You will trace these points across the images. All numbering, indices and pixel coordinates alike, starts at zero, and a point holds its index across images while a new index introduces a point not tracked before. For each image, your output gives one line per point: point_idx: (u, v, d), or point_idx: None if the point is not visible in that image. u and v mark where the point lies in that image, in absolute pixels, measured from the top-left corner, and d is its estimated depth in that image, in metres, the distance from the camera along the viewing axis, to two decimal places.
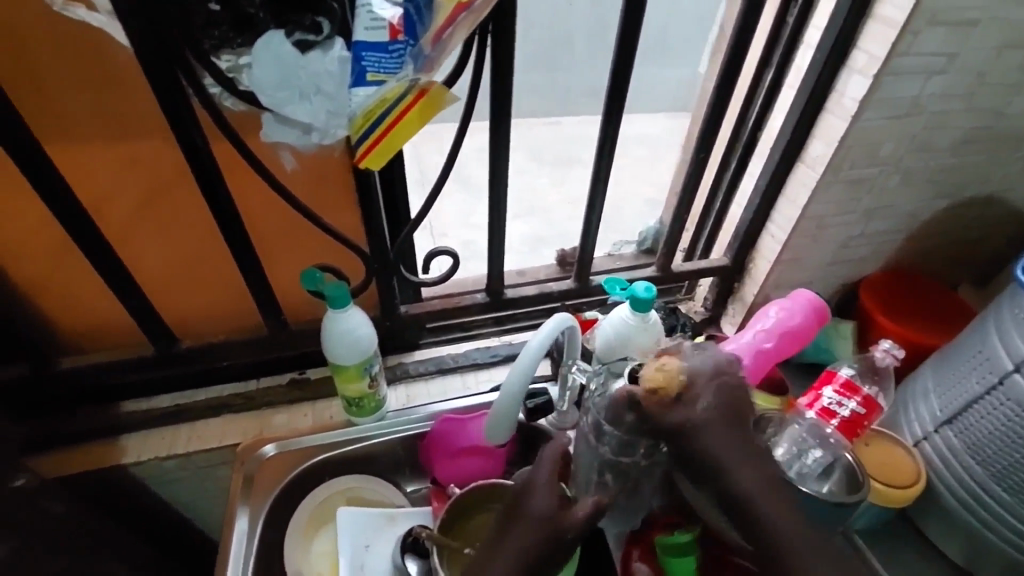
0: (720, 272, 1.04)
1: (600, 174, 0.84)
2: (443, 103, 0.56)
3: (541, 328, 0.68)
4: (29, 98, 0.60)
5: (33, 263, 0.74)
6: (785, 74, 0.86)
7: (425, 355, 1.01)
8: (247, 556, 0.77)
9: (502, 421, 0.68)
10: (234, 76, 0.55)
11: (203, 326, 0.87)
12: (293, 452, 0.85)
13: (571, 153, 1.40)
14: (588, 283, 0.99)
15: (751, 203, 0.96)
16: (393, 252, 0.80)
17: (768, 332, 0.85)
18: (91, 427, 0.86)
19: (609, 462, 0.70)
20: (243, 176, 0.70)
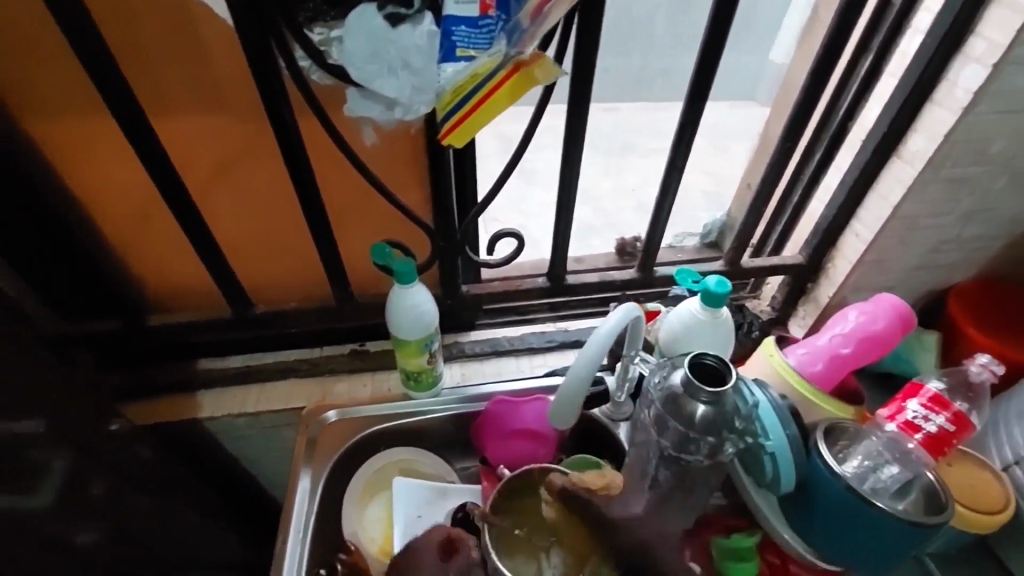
0: (793, 271, 0.99)
1: (675, 162, 0.81)
2: (538, 80, 0.55)
3: (608, 316, 0.67)
4: (137, 67, 0.63)
5: (131, 224, 0.80)
6: (886, 61, 0.80)
7: (481, 336, 1.02)
8: (308, 514, 0.80)
9: (567, 407, 0.68)
10: (325, 49, 0.56)
11: (276, 293, 0.91)
12: (354, 419, 0.88)
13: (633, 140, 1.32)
14: (652, 274, 0.97)
15: (834, 199, 0.90)
16: (459, 231, 0.80)
17: (846, 337, 0.80)
18: (172, 381, 0.92)
19: (670, 457, 0.69)
20: (323, 148, 0.72)
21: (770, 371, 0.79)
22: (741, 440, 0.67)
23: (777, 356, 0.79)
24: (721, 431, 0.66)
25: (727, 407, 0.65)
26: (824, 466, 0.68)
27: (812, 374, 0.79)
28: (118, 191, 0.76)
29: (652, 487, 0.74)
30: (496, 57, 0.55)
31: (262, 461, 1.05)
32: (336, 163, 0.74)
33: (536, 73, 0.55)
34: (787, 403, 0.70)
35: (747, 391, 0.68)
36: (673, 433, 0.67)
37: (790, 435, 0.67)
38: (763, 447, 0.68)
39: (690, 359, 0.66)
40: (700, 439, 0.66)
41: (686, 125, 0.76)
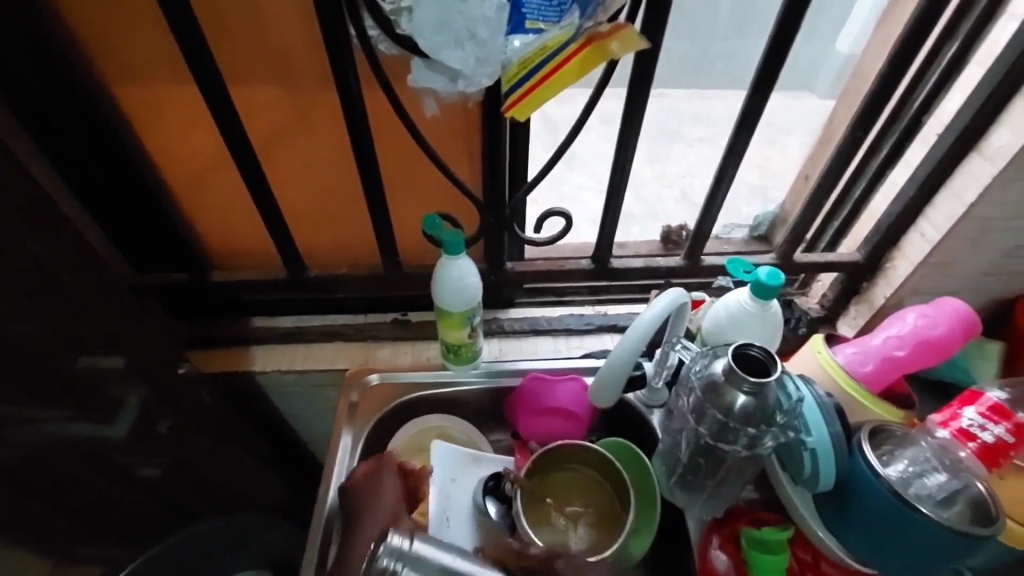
0: (848, 269, 0.95)
1: (735, 148, 0.80)
2: (613, 51, 0.55)
3: (653, 303, 0.68)
4: (217, 32, 0.66)
5: (201, 183, 0.84)
6: (971, 51, 0.76)
7: (520, 313, 1.03)
8: (349, 469, 0.84)
9: (608, 387, 0.70)
10: (395, 19, 0.57)
11: (329, 257, 0.94)
12: (393, 384, 0.92)
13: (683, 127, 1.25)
14: (699, 262, 0.96)
15: (901, 196, 0.86)
16: (509, 206, 0.81)
17: (901, 339, 0.78)
18: (228, 335, 0.97)
19: (706, 444, 0.69)
20: (384, 116, 0.74)
21: (816, 368, 0.78)
22: (781, 434, 0.67)
23: (825, 354, 0.77)
24: (762, 423, 0.65)
25: (769, 400, 0.64)
26: (865, 466, 0.66)
27: (861, 374, 0.77)
28: (188, 150, 0.80)
29: (684, 472, 0.74)
30: (569, 30, 0.55)
31: (304, 417, 1.09)
32: (395, 131, 0.76)
33: (612, 45, 0.55)
34: (832, 401, 0.69)
35: (793, 386, 0.67)
36: (712, 420, 0.67)
37: (834, 434, 0.66)
38: (804, 442, 0.67)
39: (734, 349, 0.65)
40: (740, 428, 0.66)
41: (749, 112, 0.76)
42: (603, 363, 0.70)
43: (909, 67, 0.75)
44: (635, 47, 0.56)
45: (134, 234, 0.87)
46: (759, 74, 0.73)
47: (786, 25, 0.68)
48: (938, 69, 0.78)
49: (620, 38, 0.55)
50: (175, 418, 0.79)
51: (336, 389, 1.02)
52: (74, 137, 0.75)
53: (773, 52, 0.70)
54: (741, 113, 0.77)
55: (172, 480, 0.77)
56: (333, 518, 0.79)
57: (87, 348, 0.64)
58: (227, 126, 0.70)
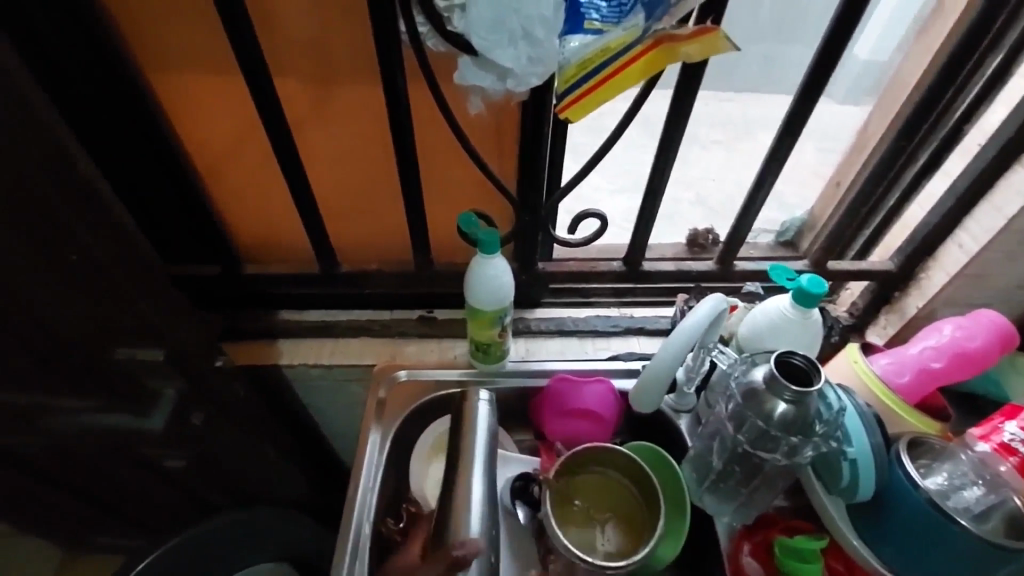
0: (881, 277, 0.94)
1: (777, 153, 0.80)
2: (685, 55, 0.54)
3: (695, 309, 0.68)
4: (263, 25, 0.66)
5: (237, 176, 0.84)
6: (1019, 62, 0.75)
7: (546, 314, 1.03)
8: (378, 465, 0.84)
9: (648, 397, 0.72)
10: (447, 15, 0.56)
11: (360, 253, 0.94)
12: (422, 381, 0.92)
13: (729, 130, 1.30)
14: (731, 267, 0.96)
15: (940, 205, 0.85)
16: (544, 208, 0.81)
17: (938, 350, 0.77)
18: (255, 327, 0.97)
19: (743, 451, 0.69)
20: (426, 114, 0.74)
21: (852, 377, 0.77)
22: (822, 444, 0.66)
23: (861, 363, 0.77)
24: (802, 432, 0.65)
25: (810, 409, 0.64)
26: (905, 477, 0.66)
27: (897, 385, 0.76)
28: (225, 141, 0.80)
29: (716, 478, 0.73)
30: (633, 31, 0.54)
31: (328, 412, 1.09)
32: (434, 128, 0.76)
33: (686, 48, 0.54)
34: (871, 411, 0.69)
35: (834, 396, 0.66)
36: (751, 427, 0.67)
37: (874, 444, 0.65)
38: (843, 453, 0.66)
39: (775, 357, 0.64)
40: (780, 437, 0.65)
41: (793, 118, 0.76)
42: (642, 371, 0.71)
43: (955, 76, 0.74)
44: (716, 51, 0.53)
45: (167, 224, 0.87)
46: (805, 79, 0.72)
47: (838, 29, 0.67)
48: (984, 78, 0.77)
49: (697, 43, 0.53)
50: (209, 410, 0.79)
51: (361, 385, 1.02)
52: (114, 123, 0.75)
53: (823, 57, 0.69)
54: (785, 119, 0.76)
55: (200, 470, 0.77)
56: (364, 514, 0.79)
57: (127, 337, 0.65)
58: (270, 117, 0.70)
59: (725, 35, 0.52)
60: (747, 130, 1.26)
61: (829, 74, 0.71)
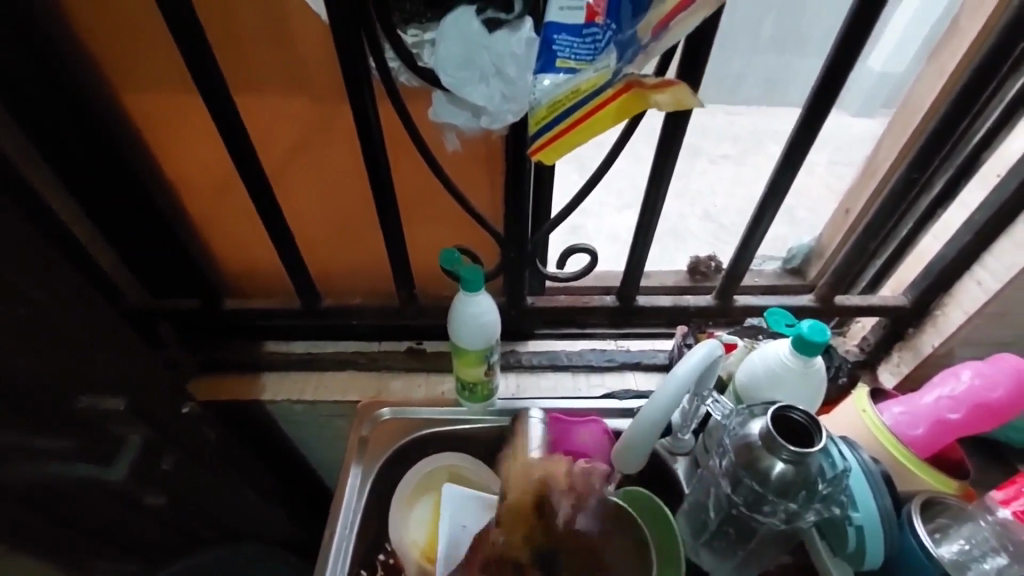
0: (893, 314, 0.88)
1: (778, 186, 0.75)
2: (655, 102, 0.49)
3: (686, 358, 0.64)
4: (232, 59, 0.65)
5: (216, 207, 0.83)
6: None
7: (538, 347, 0.98)
8: (356, 512, 0.80)
9: (633, 456, 0.67)
10: (417, 52, 0.54)
11: (345, 285, 0.92)
12: (407, 420, 0.87)
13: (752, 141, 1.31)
14: (731, 302, 0.91)
15: (955, 239, 0.80)
16: (531, 242, 0.77)
17: (954, 400, 0.71)
18: (239, 360, 0.95)
19: (739, 514, 0.64)
20: (404, 149, 0.72)
21: (861, 429, 0.71)
22: (825, 509, 0.61)
23: (871, 414, 0.71)
24: (802, 495, 0.60)
25: (811, 468, 0.59)
26: (917, 545, 0.61)
27: (909, 438, 0.71)
28: (203, 173, 0.79)
29: (709, 539, 0.68)
30: (605, 72, 0.50)
31: (315, 445, 1.06)
32: (412, 159, 0.73)
33: (657, 98, 0.49)
34: (879, 468, 0.64)
35: (838, 454, 0.61)
36: (747, 489, 0.61)
37: (881, 508, 0.61)
38: (849, 518, 0.61)
39: (774, 410, 0.59)
40: (778, 501, 0.60)
41: (796, 149, 0.71)
42: (626, 433, 0.66)
43: (970, 104, 0.70)
44: (684, 107, 0.50)
45: (149, 258, 0.86)
46: (805, 110, 0.68)
47: (840, 60, 0.62)
48: (1000, 105, 0.73)
49: (668, 93, 0.49)
50: (180, 453, 0.76)
51: (347, 419, 0.98)
52: (88, 161, 0.73)
53: (824, 87, 0.65)
54: (787, 148, 0.71)
55: (171, 515, 0.75)
56: (337, 565, 0.75)
57: (89, 384, 0.62)
58: (241, 154, 0.68)
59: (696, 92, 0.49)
60: (756, 143, 1.29)
61: (832, 105, 0.67)
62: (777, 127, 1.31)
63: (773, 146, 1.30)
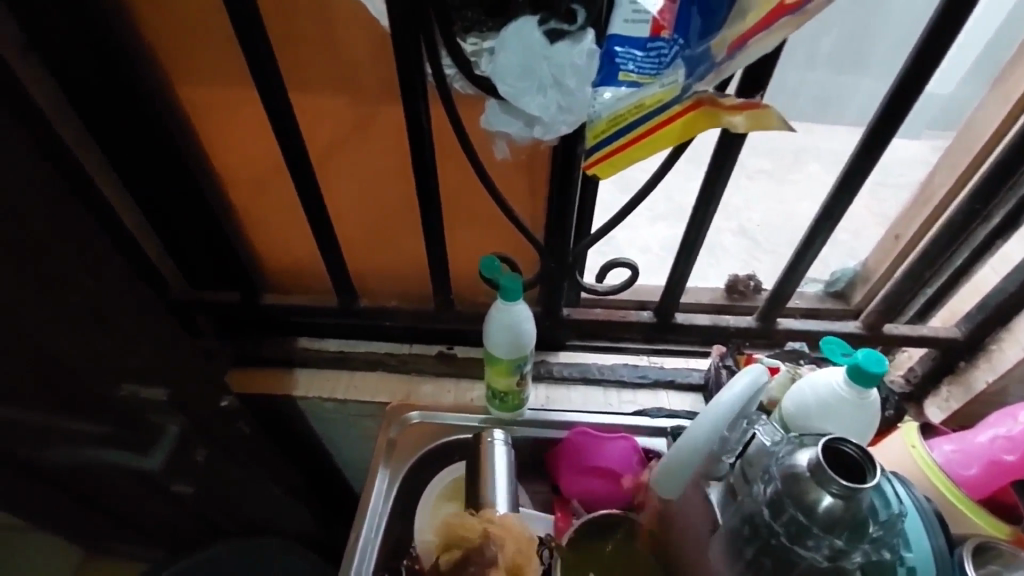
0: (946, 346, 0.85)
1: (833, 210, 0.73)
2: (729, 123, 0.50)
3: (733, 381, 0.63)
4: (292, 61, 0.66)
5: (262, 204, 0.84)
6: None
7: (570, 359, 0.97)
8: (381, 514, 0.80)
9: (673, 480, 0.65)
10: (474, 60, 0.54)
11: (382, 287, 0.93)
12: (433, 425, 0.88)
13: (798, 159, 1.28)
14: (773, 324, 0.88)
15: (1018, 272, 0.76)
16: (571, 254, 0.76)
17: (1011, 441, 0.66)
18: (273, 355, 0.96)
19: (779, 546, 0.60)
20: (451, 155, 0.72)
21: (909, 464, 0.69)
22: (874, 551, 0.58)
23: (921, 450, 0.68)
24: (849, 533, 0.57)
25: (862, 505, 0.56)
26: None
27: (962, 478, 0.68)
28: (253, 171, 0.80)
29: None
30: (672, 88, 0.50)
31: (342, 443, 1.07)
32: (457, 165, 0.73)
33: (731, 118, 0.50)
34: (932, 508, 0.62)
35: (892, 494, 0.59)
36: (790, 519, 0.59)
37: (936, 548, 0.59)
38: (900, 559, 0.58)
39: (825, 442, 0.57)
40: (823, 536, 0.58)
41: (853, 172, 0.68)
42: (666, 456, 0.65)
43: None
44: (763, 128, 0.49)
45: (194, 251, 0.88)
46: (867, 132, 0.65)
47: (907, 82, 0.59)
48: None
49: (746, 114, 0.49)
50: (214, 446, 0.78)
51: (375, 420, 0.99)
52: (145, 155, 0.76)
53: (888, 110, 0.62)
54: (844, 170, 0.69)
55: None
56: (360, 567, 0.75)
57: (132, 373, 0.64)
58: (292, 154, 0.69)
59: (775, 110, 0.48)
60: (800, 162, 1.26)
61: (896, 129, 0.64)
62: (825, 146, 1.27)
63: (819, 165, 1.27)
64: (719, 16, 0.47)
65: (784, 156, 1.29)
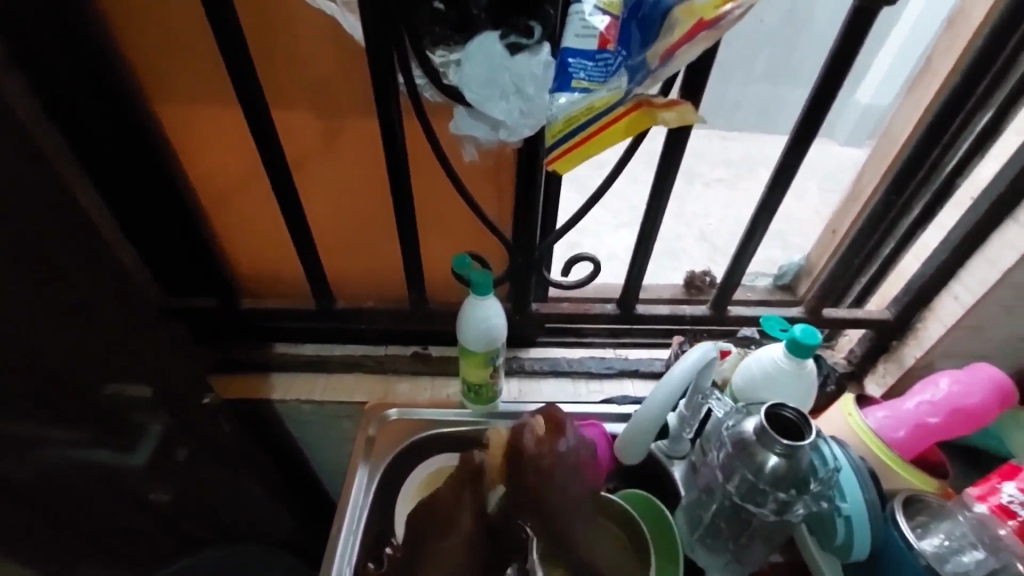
0: (878, 326, 0.93)
1: (769, 203, 0.81)
2: (663, 119, 0.58)
3: (684, 357, 0.69)
4: (269, 74, 0.70)
5: (236, 213, 0.87)
6: (1007, 120, 0.76)
7: (541, 353, 1.02)
8: (362, 508, 0.83)
9: (634, 449, 0.73)
10: (443, 71, 0.59)
11: (358, 290, 0.96)
12: (410, 421, 0.90)
13: (746, 166, 1.39)
14: (725, 312, 0.95)
15: (934, 256, 0.85)
16: (538, 250, 0.81)
17: (934, 406, 0.75)
18: (250, 362, 0.98)
19: (733, 504, 0.68)
20: (423, 160, 0.76)
21: (846, 431, 0.76)
22: (814, 503, 0.65)
23: (855, 417, 0.76)
24: (793, 488, 0.64)
25: (802, 463, 0.63)
26: (899, 537, 0.65)
27: (892, 440, 0.75)
28: (231, 181, 0.83)
29: (703, 531, 0.72)
30: (617, 92, 0.56)
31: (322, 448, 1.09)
32: (428, 168, 0.78)
33: (664, 114, 0.58)
34: (866, 465, 0.69)
35: (829, 452, 0.65)
36: (741, 480, 0.66)
37: (868, 501, 0.65)
38: (837, 510, 0.65)
39: (767, 408, 0.64)
40: (769, 491, 0.64)
41: (785, 168, 0.76)
42: (627, 428, 0.72)
43: (942, 135, 0.76)
44: (688, 122, 0.59)
45: (170, 259, 0.89)
46: (793, 134, 0.73)
47: (824, 88, 0.68)
48: (972, 135, 0.79)
49: (674, 111, 0.58)
50: (195, 446, 0.79)
51: (353, 421, 1.01)
52: (120, 162, 0.77)
53: (810, 113, 0.71)
54: (776, 168, 0.77)
55: (183, 509, 0.76)
56: (344, 559, 0.78)
57: (116, 372, 0.65)
58: (270, 158, 0.72)
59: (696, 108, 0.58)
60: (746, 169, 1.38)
61: (816, 130, 0.73)
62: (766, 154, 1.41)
63: (764, 171, 1.38)
64: (653, 30, 0.54)
65: (733, 163, 1.39)
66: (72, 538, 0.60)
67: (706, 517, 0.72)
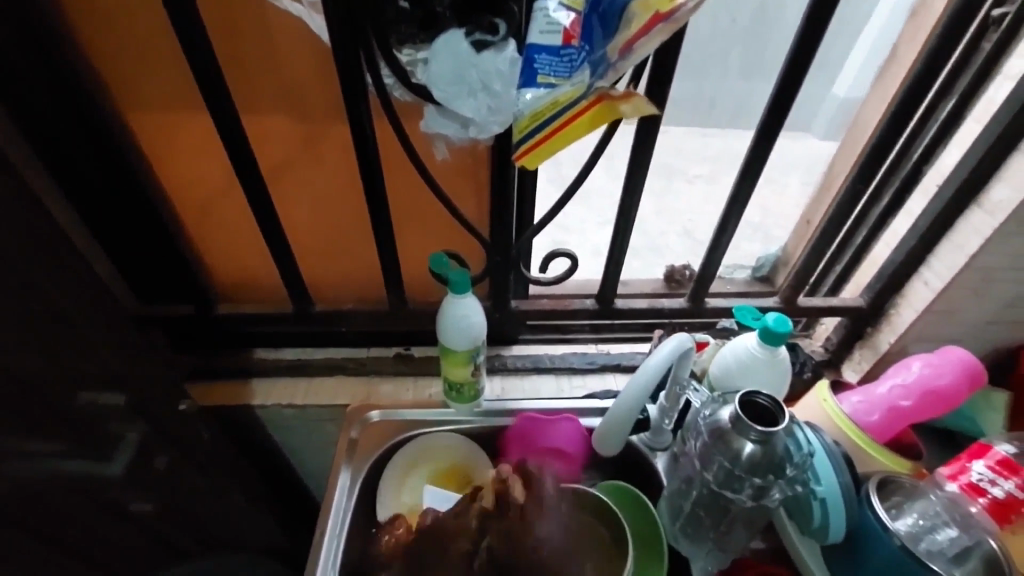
0: (852, 313, 0.95)
1: (740, 195, 0.82)
2: (622, 112, 0.57)
3: (658, 349, 0.69)
4: (236, 75, 0.69)
5: (208, 217, 0.86)
6: (969, 106, 0.78)
7: (523, 351, 1.02)
8: (346, 511, 0.82)
9: (611, 441, 0.73)
10: (410, 69, 0.59)
11: (338, 292, 0.96)
12: (394, 422, 0.90)
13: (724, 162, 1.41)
14: (703, 304, 0.96)
15: (903, 243, 0.87)
16: (514, 246, 0.81)
17: (906, 389, 0.77)
18: (229, 368, 0.97)
19: (711, 492, 0.69)
20: (396, 158, 0.76)
21: (822, 416, 0.78)
22: (789, 487, 0.67)
23: (830, 402, 0.77)
24: (769, 473, 0.65)
25: (777, 449, 0.64)
26: (874, 518, 0.67)
27: (867, 424, 0.77)
28: (201, 185, 0.82)
29: (683, 519, 0.73)
30: (581, 86, 0.56)
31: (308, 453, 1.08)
32: (401, 167, 0.78)
33: (624, 107, 0.57)
34: (840, 448, 0.69)
35: (803, 437, 0.66)
36: (719, 468, 0.67)
37: (843, 484, 0.66)
38: (813, 493, 0.66)
39: (742, 396, 0.64)
40: (745, 477, 0.66)
41: (754, 159, 0.77)
42: (606, 420, 0.72)
43: (907, 123, 0.78)
44: (645, 113, 0.58)
45: (142, 266, 0.88)
46: (761, 127, 0.74)
47: (789, 79, 0.69)
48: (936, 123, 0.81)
49: (631, 103, 0.57)
50: (174, 455, 0.77)
51: (336, 424, 1.01)
52: (86, 169, 0.76)
53: (777, 105, 0.72)
54: (746, 160, 0.78)
55: (163, 518, 0.75)
56: (328, 562, 0.77)
57: (86, 383, 0.64)
58: (240, 160, 0.71)
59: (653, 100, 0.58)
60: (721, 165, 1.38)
61: (784, 122, 0.74)
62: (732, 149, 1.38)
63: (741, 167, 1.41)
64: (613, 24, 0.54)
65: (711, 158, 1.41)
66: (48, 552, 0.59)
67: (686, 507, 0.72)
